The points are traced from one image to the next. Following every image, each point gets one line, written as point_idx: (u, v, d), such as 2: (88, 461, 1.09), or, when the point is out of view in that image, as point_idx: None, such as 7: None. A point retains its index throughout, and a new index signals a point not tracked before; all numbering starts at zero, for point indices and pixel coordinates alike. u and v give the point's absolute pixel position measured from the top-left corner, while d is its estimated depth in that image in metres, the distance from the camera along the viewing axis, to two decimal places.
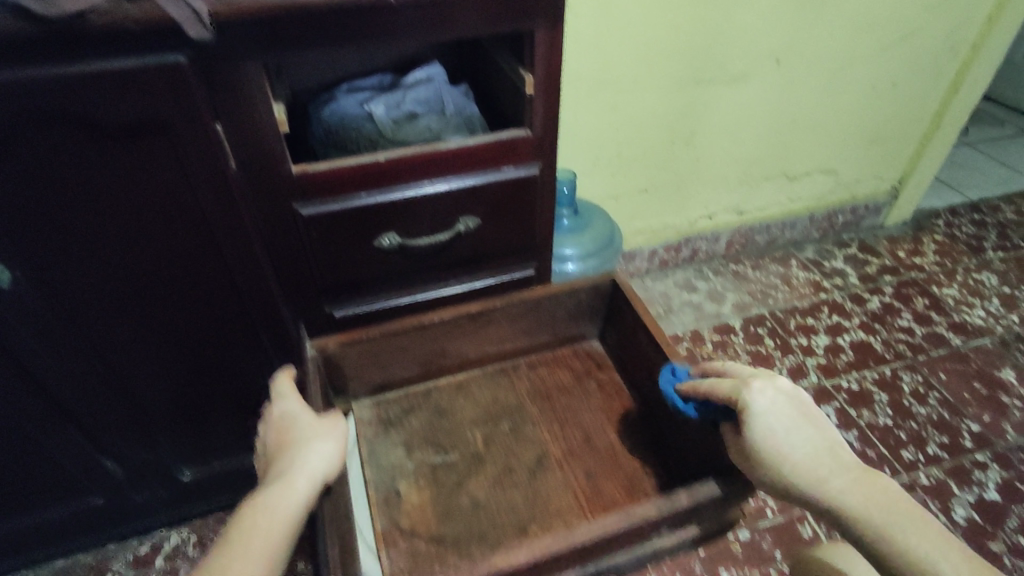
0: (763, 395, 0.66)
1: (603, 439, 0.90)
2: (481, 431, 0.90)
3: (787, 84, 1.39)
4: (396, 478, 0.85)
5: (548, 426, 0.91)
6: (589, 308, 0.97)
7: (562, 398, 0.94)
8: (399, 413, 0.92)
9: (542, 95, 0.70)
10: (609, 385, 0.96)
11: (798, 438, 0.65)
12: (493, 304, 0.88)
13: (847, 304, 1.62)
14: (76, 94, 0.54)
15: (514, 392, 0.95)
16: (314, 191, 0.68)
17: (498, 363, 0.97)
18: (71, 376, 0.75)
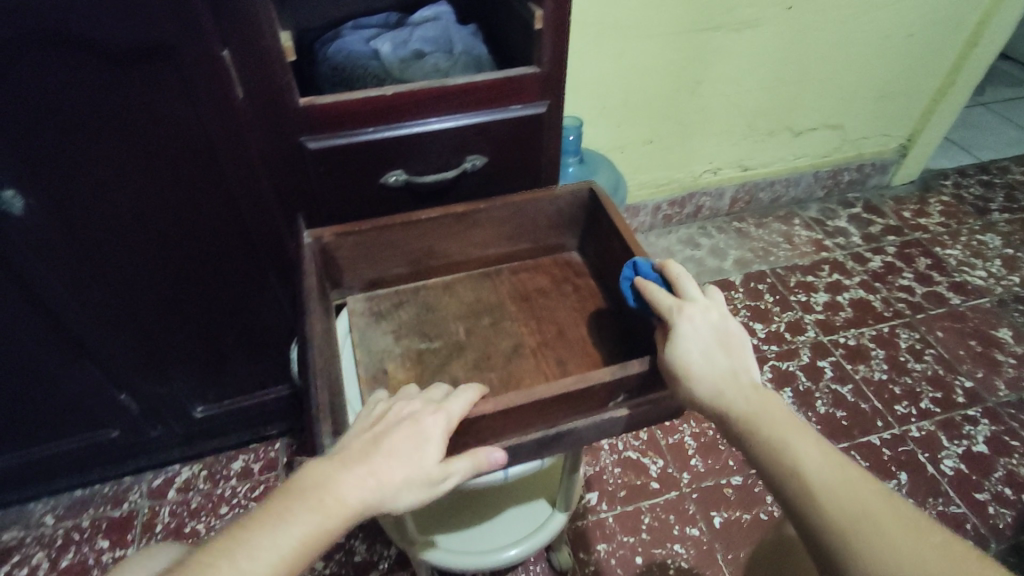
0: (690, 316, 0.54)
1: (597, 338, 0.73)
2: (463, 323, 0.75)
3: (799, 33, 1.36)
4: (373, 364, 0.70)
5: (534, 319, 0.75)
6: (572, 223, 0.81)
7: (544, 299, 0.77)
8: (387, 307, 0.77)
9: (553, 26, 0.69)
10: (586, 291, 0.79)
11: (717, 361, 0.53)
12: (479, 206, 0.75)
13: (848, 263, 1.63)
14: (82, 11, 0.53)
15: (503, 290, 0.79)
16: (321, 124, 0.67)
17: (487, 265, 0.81)
18: (83, 306, 0.77)
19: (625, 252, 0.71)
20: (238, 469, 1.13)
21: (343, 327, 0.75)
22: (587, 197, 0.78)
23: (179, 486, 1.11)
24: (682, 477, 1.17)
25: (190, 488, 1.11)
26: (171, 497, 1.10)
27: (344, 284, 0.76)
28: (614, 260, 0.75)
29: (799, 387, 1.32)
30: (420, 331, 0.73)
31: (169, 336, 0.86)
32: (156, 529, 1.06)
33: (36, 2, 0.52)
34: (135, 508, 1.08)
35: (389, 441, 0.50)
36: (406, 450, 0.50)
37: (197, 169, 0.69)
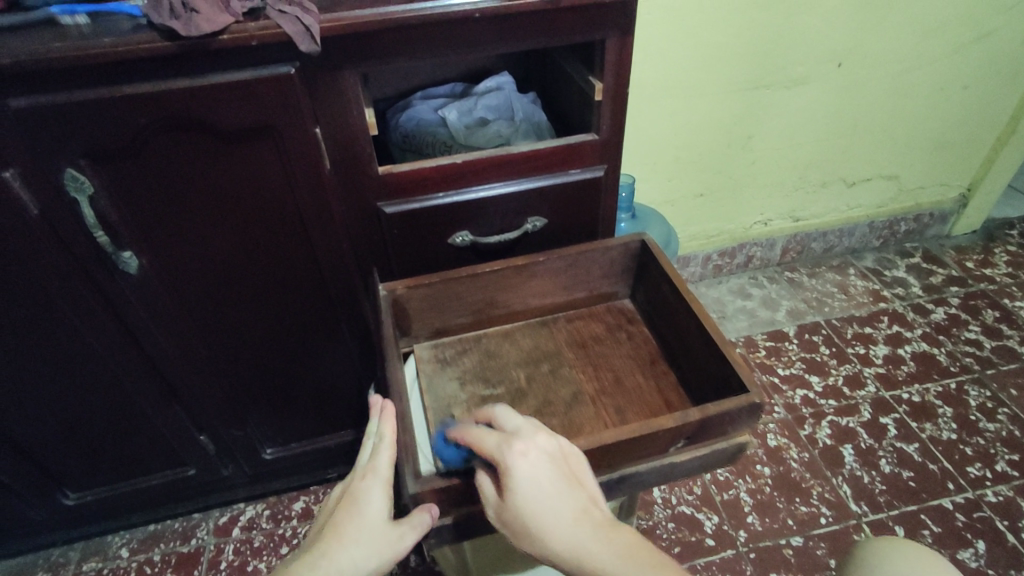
0: (524, 449, 0.52)
1: (652, 386, 0.76)
2: (523, 370, 0.78)
3: (849, 88, 1.38)
4: (440, 408, 0.74)
5: (593, 365, 0.78)
6: (626, 274, 0.84)
7: (600, 347, 0.81)
8: (452, 353, 0.81)
9: (612, 98, 0.74)
10: (640, 339, 0.81)
11: (562, 498, 0.51)
12: (539, 259, 0.78)
13: (909, 314, 1.58)
14: (204, 101, 0.61)
15: (560, 339, 0.82)
16: (397, 191, 0.75)
17: (544, 313, 0.84)
18: (177, 354, 0.84)
19: (681, 304, 0.74)
20: (299, 510, 1.18)
21: (410, 372, 0.79)
22: (638, 249, 0.81)
23: (244, 525, 1.16)
24: (739, 535, 1.14)
25: (254, 527, 1.16)
26: (236, 535, 1.15)
27: (412, 332, 0.80)
28: (668, 311, 0.77)
29: (861, 444, 1.28)
30: (484, 377, 0.77)
31: (250, 383, 0.92)
32: (222, 565, 1.11)
33: (168, 95, 0.60)
34: (203, 545, 1.14)
35: (334, 517, 0.52)
36: (349, 515, 0.52)
37: (287, 234, 0.75)
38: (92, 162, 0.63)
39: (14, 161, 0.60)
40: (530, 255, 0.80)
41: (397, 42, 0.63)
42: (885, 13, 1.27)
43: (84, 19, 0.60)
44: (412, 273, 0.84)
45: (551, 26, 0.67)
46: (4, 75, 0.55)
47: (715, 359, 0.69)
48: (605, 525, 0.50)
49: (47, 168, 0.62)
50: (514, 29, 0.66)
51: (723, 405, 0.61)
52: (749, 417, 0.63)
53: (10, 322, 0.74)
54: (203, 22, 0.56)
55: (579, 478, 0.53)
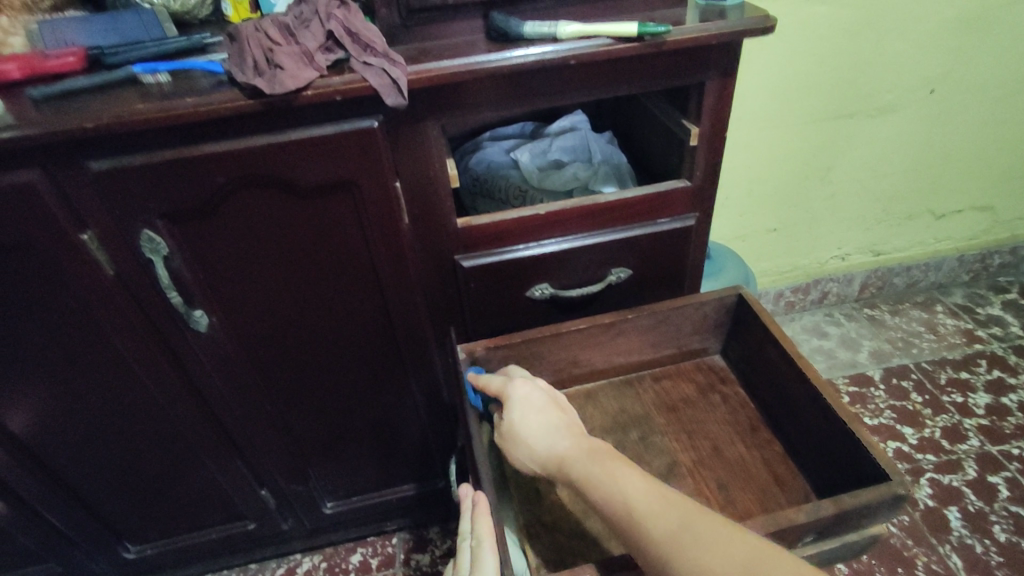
0: (521, 383, 0.63)
1: (756, 458, 0.68)
2: (609, 437, 0.71)
3: (941, 116, 1.28)
4: (523, 483, 0.68)
5: (687, 432, 0.71)
6: (717, 329, 0.76)
7: (693, 411, 0.73)
8: None
9: (707, 143, 0.69)
10: (736, 402, 0.74)
11: (548, 417, 0.60)
12: (625, 316, 0.72)
13: (1010, 358, 1.44)
14: (283, 159, 0.58)
15: (647, 401, 0.75)
16: (475, 243, 0.70)
17: (627, 371, 0.77)
18: (243, 411, 0.81)
19: (790, 369, 0.66)
20: (357, 564, 1.12)
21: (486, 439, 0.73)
22: (733, 302, 0.74)
23: None
24: None
25: None
26: None
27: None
28: (772, 374, 0.69)
29: (969, 507, 1.15)
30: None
31: (316, 438, 0.89)
32: None
33: (247, 153, 0.57)
34: None
35: None
36: None
37: (359, 290, 0.72)
38: (169, 223, 0.61)
39: (93, 223, 0.59)
40: (616, 312, 0.73)
41: (487, 94, 0.59)
42: (983, 35, 1.17)
43: (166, 77, 0.58)
44: (486, 327, 0.79)
45: (648, 70, 0.62)
46: (88, 138, 0.53)
47: (836, 435, 0.61)
48: (580, 434, 0.59)
49: (125, 230, 0.59)
50: (607, 74, 0.61)
51: (861, 496, 0.53)
52: (890, 510, 0.54)
53: (81, 381, 0.72)
54: (288, 78, 0.53)
55: (567, 408, 0.63)
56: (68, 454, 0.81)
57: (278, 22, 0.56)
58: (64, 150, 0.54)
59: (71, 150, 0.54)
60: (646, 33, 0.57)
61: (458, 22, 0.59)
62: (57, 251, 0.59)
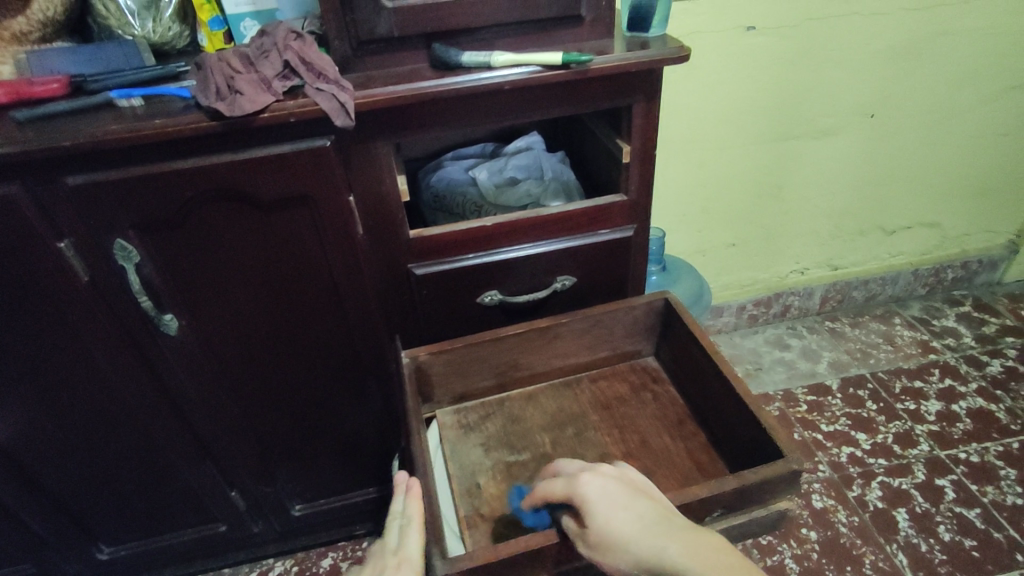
0: (591, 477, 0.54)
1: (682, 448, 0.74)
2: (548, 434, 0.76)
3: (884, 137, 1.36)
4: (466, 477, 0.72)
5: (618, 427, 0.76)
6: (650, 332, 0.82)
7: (626, 408, 0.79)
8: (475, 419, 0.80)
9: (638, 161, 0.75)
10: (667, 399, 0.79)
11: (635, 512, 0.52)
12: (562, 320, 0.78)
13: (962, 367, 1.50)
14: (244, 174, 0.64)
15: (583, 400, 0.80)
16: (427, 252, 0.76)
17: (567, 374, 0.83)
18: (211, 413, 0.86)
19: (712, 366, 0.72)
20: (327, 567, 1.16)
21: (434, 439, 0.78)
22: (661, 306, 0.80)
23: None
24: None
25: None
26: None
27: (435, 398, 0.80)
28: (697, 371, 0.75)
29: (916, 508, 1.20)
30: (508, 443, 0.75)
31: (283, 440, 0.93)
32: None
33: (210, 169, 0.63)
34: None
35: None
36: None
37: (319, 297, 0.77)
38: (140, 233, 0.66)
39: (69, 232, 0.64)
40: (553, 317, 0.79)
41: (429, 116, 0.66)
42: (917, 63, 1.26)
43: (139, 102, 0.65)
44: (438, 330, 0.84)
45: (578, 95, 0.69)
46: (64, 156, 0.59)
47: (749, 425, 0.66)
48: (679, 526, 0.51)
49: (99, 239, 0.65)
50: (540, 98, 0.68)
51: (761, 472, 0.59)
52: (787, 483, 0.61)
53: (57, 384, 0.77)
54: (246, 102, 0.59)
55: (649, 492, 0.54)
56: (44, 455, 0.85)
57: (240, 52, 0.63)
58: (44, 166, 0.60)
59: (50, 167, 0.60)
60: (571, 62, 0.64)
61: (405, 53, 0.66)
62: (35, 258, 0.65)
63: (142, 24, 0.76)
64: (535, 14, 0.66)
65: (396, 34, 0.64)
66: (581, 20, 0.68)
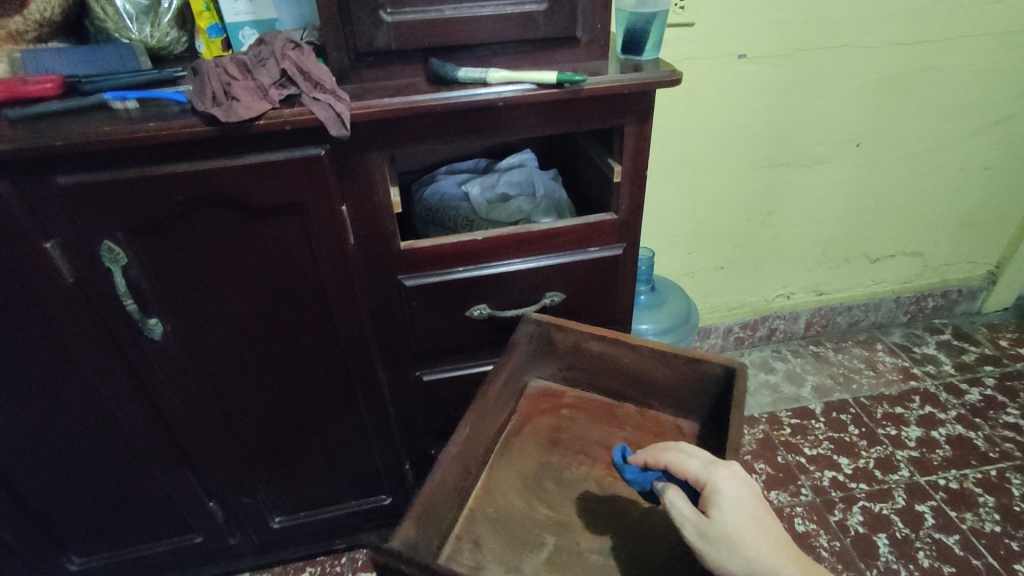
0: (730, 475, 0.56)
1: (632, 432, 0.76)
2: (539, 507, 0.68)
3: (869, 167, 1.40)
4: None
5: (592, 457, 0.73)
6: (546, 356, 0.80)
7: (564, 436, 0.76)
8: (469, 553, 0.64)
9: (629, 180, 0.76)
10: (583, 401, 0.80)
11: (759, 526, 0.54)
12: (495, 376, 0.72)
13: (941, 395, 1.52)
14: (239, 181, 0.64)
15: (531, 456, 0.73)
16: (418, 265, 0.77)
17: (496, 441, 0.74)
18: (193, 421, 0.85)
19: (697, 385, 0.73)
20: None
21: None
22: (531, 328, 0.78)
23: None
24: None
25: None
26: None
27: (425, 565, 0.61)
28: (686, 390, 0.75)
29: (896, 534, 1.21)
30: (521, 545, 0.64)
31: (264, 451, 0.92)
32: None
33: (205, 174, 0.63)
34: None
35: None
36: None
37: (307, 305, 0.77)
38: (129, 235, 0.66)
39: (57, 233, 0.64)
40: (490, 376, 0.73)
41: (425, 129, 0.67)
42: (902, 96, 1.29)
43: (134, 104, 0.65)
44: (425, 343, 0.84)
45: (572, 114, 0.70)
46: (56, 155, 0.59)
47: None
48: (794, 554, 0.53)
49: (87, 240, 0.65)
50: (536, 115, 0.69)
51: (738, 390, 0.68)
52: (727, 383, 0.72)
53: (35, 388, 0.75)
54: (242, 108, 0.60)
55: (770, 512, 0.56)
56: (18, 461, 0.83)
57: (238, 60, 0.64)
58: (36, 165, 0.59)
59: (42, 166, 0.60)
60: (565, 81, 0.65)
61: (401, 67, 0.67)
62: (21, 257, 0.64)
63: (140, 28, 0.76)
64: (533, 34, 0.68)
65: (393, 48, 0.65)
66: (576, 41, 0.70)
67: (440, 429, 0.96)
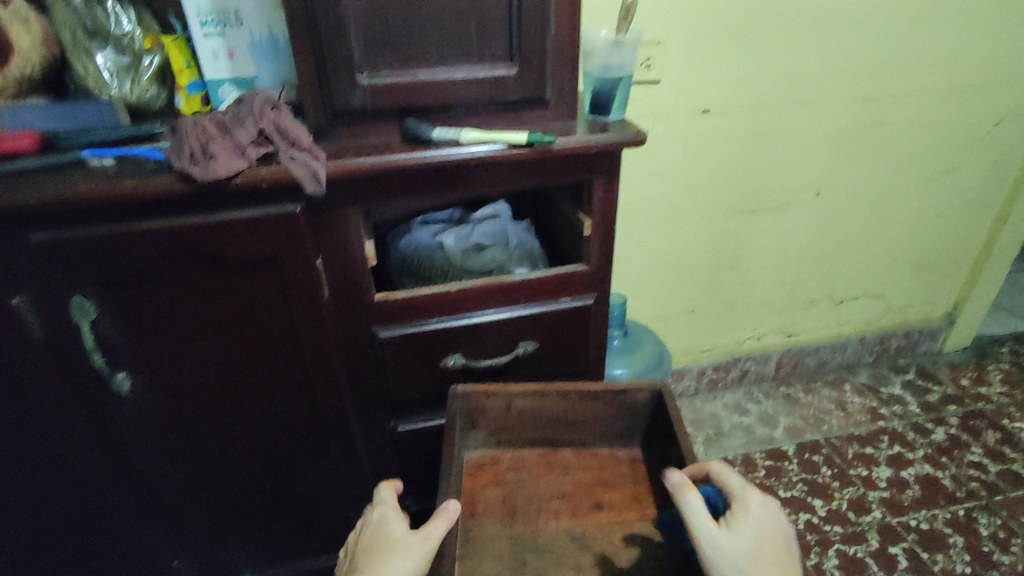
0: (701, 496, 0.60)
1: (576, 477, 0.78)
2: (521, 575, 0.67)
3: (828, 215, 1.46)
4: None
5: (554, 510, 0.74)
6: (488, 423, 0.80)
7: (516, 500, 0.75)
8: None
9: (599, 233, 0.79)
10: (523, 459, 0.80)
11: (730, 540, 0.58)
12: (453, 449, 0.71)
13: (909, 434, 1.56)
14: (214, 237, 0.65)
15: (497, 532, 0.71)
16: (392, 316, 0.77)
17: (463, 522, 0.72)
18: (159, 477, 0.82)
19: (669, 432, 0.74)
20: None
21: None
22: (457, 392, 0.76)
23: None
24: None
25: None
26: None
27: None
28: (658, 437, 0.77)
29: None
30: None
31: (233, 507, 0.89)
32: None
33: (180, 230, 0.64)
34: None
35: None
36: None
37: (281, 357, 0.76)
38: (100, 290, 0.66)
39: (26, 288, 0.63)
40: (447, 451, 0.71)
41: (400, 185, 0.69)
42: (856, 149, 1.36)
43: (111, 162, 0.65)
44: (399, 393, 0.84)
45: (542, 171, 0.72)
46: (30, 213, 0.59)
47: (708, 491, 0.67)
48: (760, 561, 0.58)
49: (57, 296, 0.64)
50: (507, 172, 0.71)
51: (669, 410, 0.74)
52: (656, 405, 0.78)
53: None
54: (220, 167, 0.61)
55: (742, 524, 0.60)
56: None
57: (216, 119, 0.65)
58: (9, 223, 0.59)
59: (16, 224, 0.60)
60: (535, 141, 0.68)
61: (377, 126, 0.70)
62: None
63: (120, 85, 0.78)
64: (504, 96, 0.71)
65: (369, 108, 0.68)
66: (546, 102, 0.73)
67: (415, 480, 0.95)
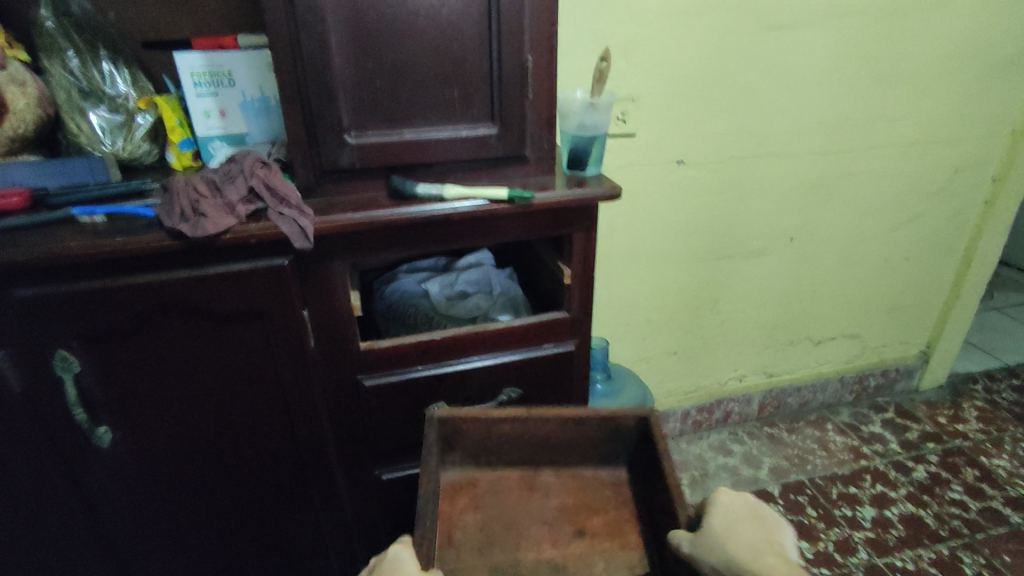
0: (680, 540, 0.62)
1: (558, 499, 0.76)
2: None
3: (802, 258, 1.51)
4: None
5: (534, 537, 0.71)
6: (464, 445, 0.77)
7: (496, 525, 0.72)
8: None
9: (579, 282, 0.81)
10: (502, 481, 0.78)
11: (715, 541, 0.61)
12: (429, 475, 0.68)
13: (891, 473, 1.57)
14: (201, 290, 0.66)
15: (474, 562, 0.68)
16: (377, 364, 0.78)
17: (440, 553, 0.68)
18: (136, 532, 0.81)
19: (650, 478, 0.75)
20: None
21: None
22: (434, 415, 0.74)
23: None
24: None
25: None
26: None
27: None
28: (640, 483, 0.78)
29: None
30: None
31: (212, 562, 0.87)
32: None
33: (167, 284, 0.65)
34: None
35: None
36: None
37: (264, 408, 0.77)
38: (84, 344, 0.66)
39: (8, 342, 0.63)
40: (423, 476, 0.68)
41: (386, 239, 0.71)
42: (825, 196, 1.43)
43: (102, 218, 0.67)
44: (384, 442, 0.85)
45: (522, 224, 0.75)
46: (18, 269, 0.60)
47: None
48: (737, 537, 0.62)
49: (41, 350, 0.65)
50: (490, 225, 0.74)
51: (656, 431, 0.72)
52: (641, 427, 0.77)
53: None
54: (209, 223, 0.63)
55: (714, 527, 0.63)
56: None
57: (207, 178, 0.67)
58: None
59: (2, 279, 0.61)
60: (516, 197, 0.71)
61: (363, 182, 0.72)
62: None
63: (112, 142, 0.81)
64: (487, 154, 0.74)
65: (357, 166, 0.70)
66: (527, 159, 0.77)
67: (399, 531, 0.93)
